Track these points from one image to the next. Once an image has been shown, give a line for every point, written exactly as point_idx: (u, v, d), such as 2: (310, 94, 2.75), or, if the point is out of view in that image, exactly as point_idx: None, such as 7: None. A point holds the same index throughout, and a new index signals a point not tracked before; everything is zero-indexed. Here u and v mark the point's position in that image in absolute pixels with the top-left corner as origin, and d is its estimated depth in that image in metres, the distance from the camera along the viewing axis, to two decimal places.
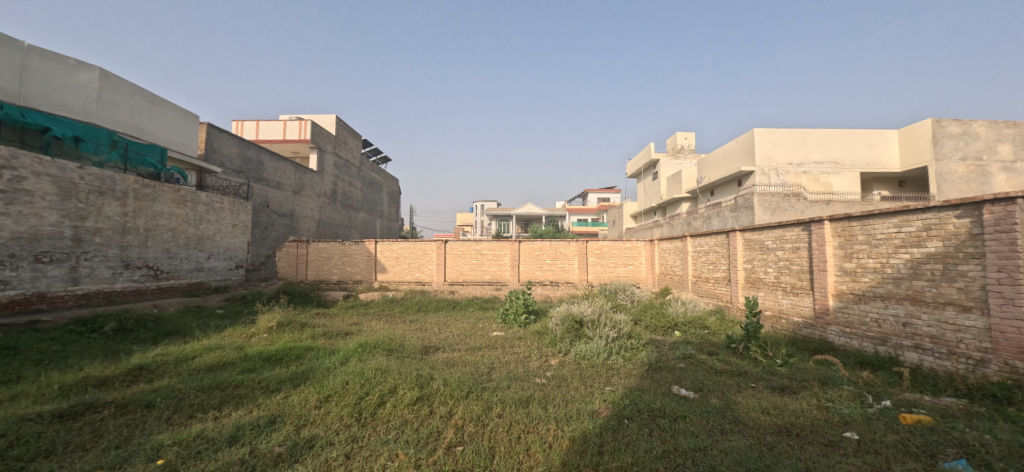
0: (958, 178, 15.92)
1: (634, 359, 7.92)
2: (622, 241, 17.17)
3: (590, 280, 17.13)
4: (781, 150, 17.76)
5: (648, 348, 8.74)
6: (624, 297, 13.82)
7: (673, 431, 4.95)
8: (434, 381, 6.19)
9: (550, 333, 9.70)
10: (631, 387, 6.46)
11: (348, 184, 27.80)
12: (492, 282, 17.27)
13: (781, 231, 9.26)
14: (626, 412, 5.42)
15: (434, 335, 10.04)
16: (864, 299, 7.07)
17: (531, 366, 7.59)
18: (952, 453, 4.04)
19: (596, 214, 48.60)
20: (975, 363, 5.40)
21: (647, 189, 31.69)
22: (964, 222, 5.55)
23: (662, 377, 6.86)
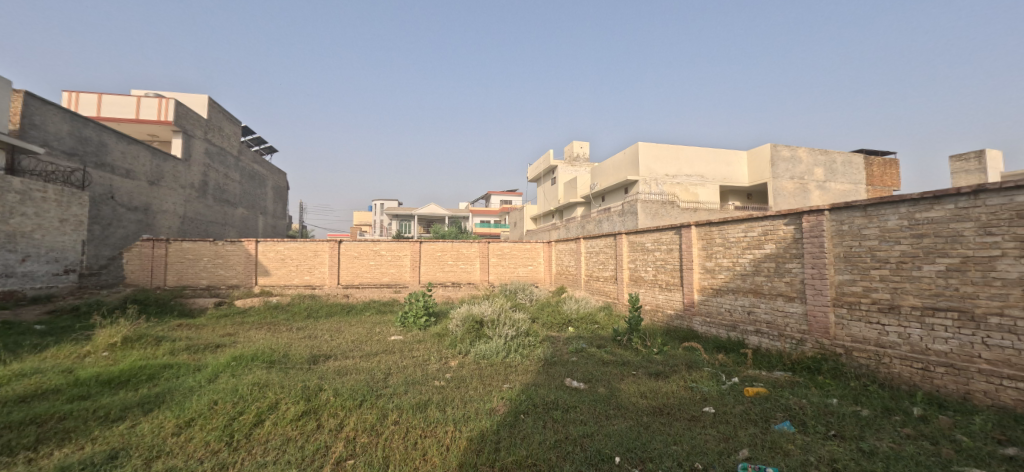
0: (788, 193, 19.54)
1: (532, 356, 8.09)
2: (522, 243, 17.65)
3: (490, 281, 17.22)
4: (660, 163, 20.07)
5: (545, 344, 9.03)
6: (523, 296, 14.15)
7: (564, 421, 5.11)
8: (323, 393, 5.49)
9: (450, 334, 9.42)
10: (528, 382, 6.56)
11: (226, 175, 23.36)
12: (391, 283, 16.30)
13: (658, 234, 10.34)
14: (522, 408, 5.45)
15: (325, 343, 9.06)
16: (720, 292, 8.23)
17: (430, 369, 7.26)
18: (779, 416, 4.84)
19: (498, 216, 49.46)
20: (796, 342, 6.56)
21: (546, 194, 33.17)
22: (790, 229, 6.71)
23: (556, 371, 7.11)
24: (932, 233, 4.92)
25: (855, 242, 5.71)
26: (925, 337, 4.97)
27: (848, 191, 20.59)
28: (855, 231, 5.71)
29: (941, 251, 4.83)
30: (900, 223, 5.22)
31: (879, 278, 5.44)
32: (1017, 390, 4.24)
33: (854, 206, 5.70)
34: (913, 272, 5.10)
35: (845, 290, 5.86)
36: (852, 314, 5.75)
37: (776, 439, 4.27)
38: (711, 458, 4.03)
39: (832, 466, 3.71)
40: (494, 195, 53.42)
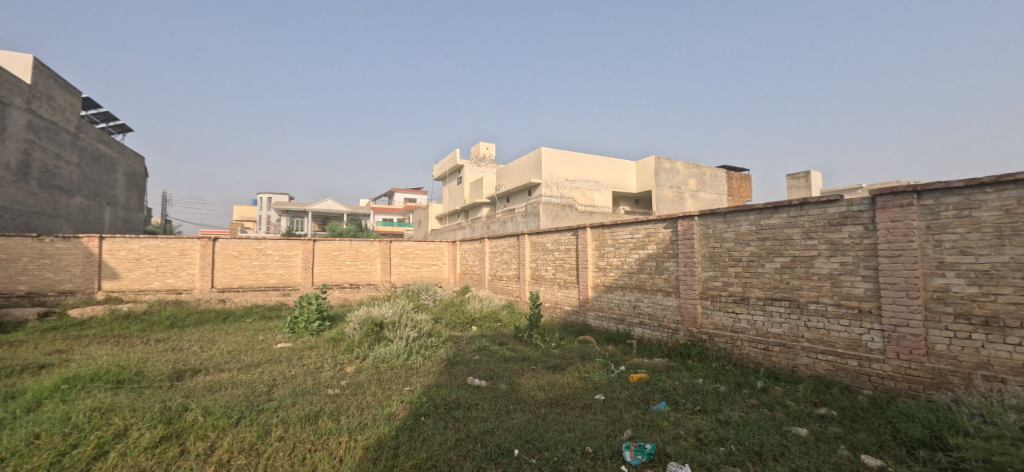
0: (668, 200, 22.11)
1: (434, 357, 7.85)
2: (426, 241, 17.16)
3: (391, 281, 16.36)
4: (561, 168, 21.21)
5: (448, 344, 8.85)
6: (427, 296, 13.74)
7: (465, 419, 5.02)
8: (189, 414, 4.59)
9: (346, 339, 8.69)
10: (429, 384, 6.33)
11: (57, 156, 18.40)
12: (278, 285, 14.51)
13: (557, 235, 10.85)
14: (423, 410, 5.22)
15: (192, 356, 7.66)
16: (611, 289, 8.92)
17: (323, 377, 6.58)
18: (657, 397, 5.37)
19: (402, 214, 47.52)
20: (671, 331, 7.39)
21: (452, 193, 32.77)
22: (667, 231, 7.54)
23: (459, 370, 7.00)
24: (772, 237, 5.88)
25: (718, 244, 6.62)
26: (766, 322, 5.94)
27: (714, 200, 24.02)
28: (718, 235, 6.62)
29: (778, 252, 5.81)
30: (750, 228, 6.17)
31: (734, 274, 6.37)
32: (825, 361, 5.27)
33: (716, 213, 6.61)
34: (759, 269, 6.05)
35: (710, 285, 6.76)
36: (715, 305, 6.66)
37: (654, 418, 4.72)
38: (600, 441, 4.29)
39: (698, 437, 4.22)
40: (397, 192, 51.16)
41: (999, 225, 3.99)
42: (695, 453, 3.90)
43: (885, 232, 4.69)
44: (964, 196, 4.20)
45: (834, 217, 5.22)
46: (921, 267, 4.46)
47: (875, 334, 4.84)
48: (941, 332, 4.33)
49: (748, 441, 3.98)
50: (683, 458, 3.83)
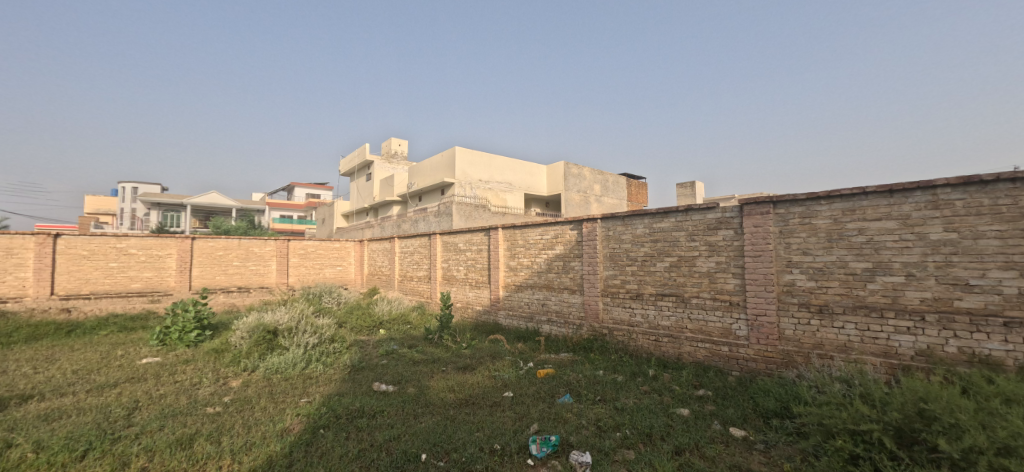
0: (575, 204, 23.40)
1: (336, 364, 7.22)
2: (330, 241, 15.84)
3: (290, 284, 14.75)
4: (475, 168, 21.21)
5: (352, 350, 8.22)
6: (329, 299, 12.66)
7: (369, 428, 4.68)
8: (13, 452, 3.63)
9: (231, 349, 7.58)
10: (328, 393, 5.79)
11: None
12: (144, 291, 12.15)
13: (470, 235, 10.77)
14: (322, 421, 4.75)
15: (14, 379, 6.03)
16: (521, 288, 9.10)
17: (200, 394, 5.64)
18: (562, 391, 5.57)
19: (303, 211, 43.31)
20: (576, 326, 7.77)
21: (360, 189, 30.80)
22: (573, 233, 7.93)
23: (364, 377, 6.53)
24: (662, 239, 6.50)
25: (617, 245, 7.13)
26: (657, 316, 6.55)
27: (616, 205, 25.98)
28: (617, 236, 7.14)
29: (667, 252, 6.44)
30: (644, 231, 6.75)
31: (631, 272, 6.92)
32: (704, 348, 5.96)
33: (616, 216, 7.12)
34: (651, 268, 6.65)
35: (610, 283, 7.25)
36: (614, 301, 7.16)
37: (559, 410, 4.89)
38: (507, 437, 4.31)
39: (598, 425, 4.46)
40: (297, 187, 46.48)
41: (830, 230, 4.86)
42: (595, 440, 4.12)
43: (751, 236, 5.45)
44: (806, 206, 5.04)
45: (712, 222, 5.92)
46: (776, 265, 5.27)
47: (742, 323, 5.59)
48: (790, 319, 5.15)
49: (641, 424, 4.33)
50: (584, 446, 4.02)
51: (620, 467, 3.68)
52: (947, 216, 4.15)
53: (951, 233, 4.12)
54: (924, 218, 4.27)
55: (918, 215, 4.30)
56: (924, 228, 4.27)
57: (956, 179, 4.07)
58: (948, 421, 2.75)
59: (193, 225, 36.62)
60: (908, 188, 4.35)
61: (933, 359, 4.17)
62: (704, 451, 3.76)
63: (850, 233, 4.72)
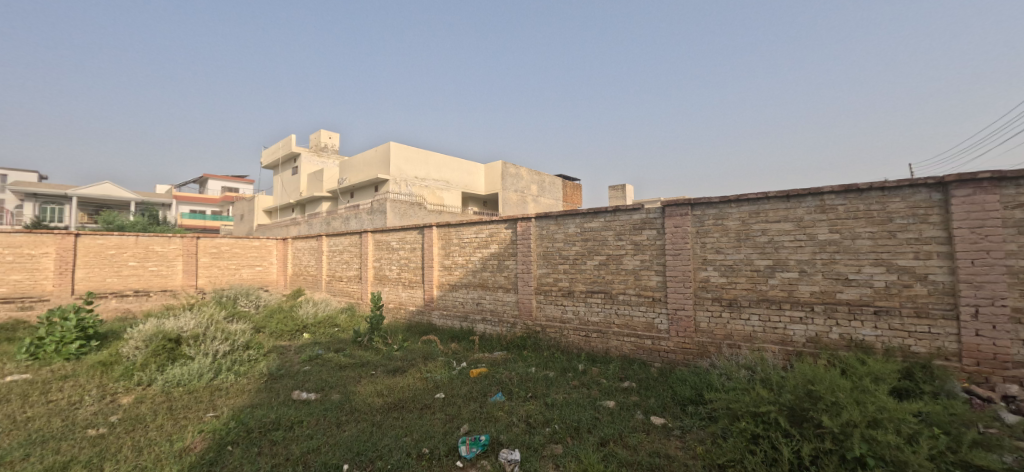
0: (512, 203, 23.57)
1: (252, 373, 6.47)
2: (248, 238, 14.33)
3: (199, 286, 13.09)
4: (410, 165, 20.50)
5: (270, 357, 7.42)
6: (246, 302, 11.42)
7: (285, 441, 4.24)
8: None
9: (123, 362, 6.46)
10: (239, 405, 5.17)
11: None
12: (9, 296, 10.11)
13: (403, 233, 10.32)
14: (229, 438, 4.21)
15: None
16: (455, 287, 8.90)
17: (76, 416, 4.74)
18: (494, 389, 5.50)
19: (218, 206, 38.92)
20: (510, 325, 7.77)
21: (285, 183, 28.41)
22: (508, 232, 7.92)
23: (283, 385, 5.94)
24: (593, 238, 6.70)
25: (550, 244, 7.23)
26: (587, 312, 6.74)
27: (552, 205, 26.59)
28: (551, 235, 7.24)
29: (596, 251, 6.65)
30: (575, 230, 6.92)
31: (563, 271, 7.06)
32: (629, 342, 6.24)
33: (550, 215, 7.22)
34: (582, 266, 6.83)
35: (543, 281, 7.34)
36: (547, 299, 7.26)
37: (491, 409, 4.81)
38: (437, 440, 4.13)
39: (528, 422, 4.45)
40: (210, 179, 41.43)
41: (739, 231, 5.30)
42: (525, 437, 4.10)
43: (672, 235, 5.80)
44: (719, 209, 5.47)
45: (637, 223, 6.21)
46: (693, 263, 5.66)
47: (663, 317, 5.93)
48: (704, 313, 5.55)
49: (569, 419, 4.39)
50: (514, 443, 3.97)
51: (549, 462, 3.69)
52: (831, 219, 4.70)
53: (835, 234, 4.68)
54: (814, 221, 4.81)
55: (809, 218, 4.83)
56: (813, 229, 4.80)
57: (839, 187, 4.63)
58: (830, 399, 3.08)
59: (79, 219, 31.37)
60: (802, 194, 4.88)
61: (820, 345, 4.71)
62: (627, 440, 3.90)
63: (756, 233, 5.19)
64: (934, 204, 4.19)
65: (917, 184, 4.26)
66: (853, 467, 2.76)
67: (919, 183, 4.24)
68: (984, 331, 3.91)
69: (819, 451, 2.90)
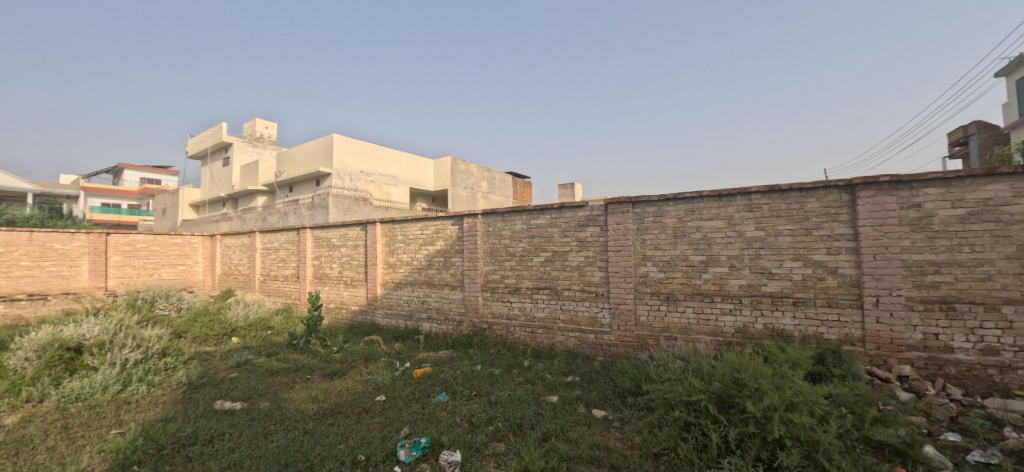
0: (462, 200, 23.20)
1: (167, 383, 5.66)
2: (169, 235, 12.89)
3: (109, 288, 11.53)
4: (354, 158, 19.50)
5: (192, 363, 6.56)
6: (166, 305, 10.16)
7: (201, 459, 3.76)
8: None
9: (7, 377, 5.45)
10: (149, 420, 4.52)
11: None
12: None
13: (344, 230, 9.70)
14: (133, 458, 3.66)
15: None
16: (400, 285, 8.52)
17: None
18: (438, 389, 5.29)
19: (137, 199, 34.56)
20: (456, 323, 7.56)
21: (214, 175, 25.93)
22: (455, 228, 7.70)
23: (204, 395, 5.31)
24: (539, 235, 6.69)
25: (497, 240, 7.13)
26: (533, 308, 6.72)
27: (501, 202, 26.50)
28: (497, 232, 7.14)
29: (542, 247, 6.65)
30: (522, 227, 6.87)
31: (510, 267, 6.99)
32: (574, 337, 6.29)
33: (497, 212, 7.11)
34: (528, 262, 6.80)
35: (490, 278, 7.22)
36: (494, 296, 7.15)
37: (433, 410, 4.61)
38: (373, 446, 3.86)
39: (471, 421, 4.31)
40: (126, 169, 36.21)
41: (676, 228, 5.52)
42: (467, 437, 3.95)
43: (614, 232, 5.93)
44: (658, 206, 5.66)
45: (582, 220, 6.28)
46: (634, 259, 5.82)
47: (606, 311, 6.04)
48: (644, 306, 5.72)
49: (512, 416, 4.30)
50: (455, 444, 3.81)
51: (491, 461, 3.58)
52: (757, 217, 5.02)
53: (760, 231, 5.00)
54: (742, 219, 5.11)
55: (738, 216, 5.13)
56: (741, 226, 5.10)
57: (764, 187, 4.95)
58: (754, 385, 3.24)
59: None
60: (732, 193, 5.16)
61: (747, 335, 5.01)
62: (569, 434, 3.89)
63: (691, 230, 5.43)
64: (843, 205, 4.59)
65: (829, 185, 4.65)
66: (773, 448, 2.91)
67: (831, 185, 4.63)
68: (883, 318, 4.34)
69: (744, 435, 3.04)
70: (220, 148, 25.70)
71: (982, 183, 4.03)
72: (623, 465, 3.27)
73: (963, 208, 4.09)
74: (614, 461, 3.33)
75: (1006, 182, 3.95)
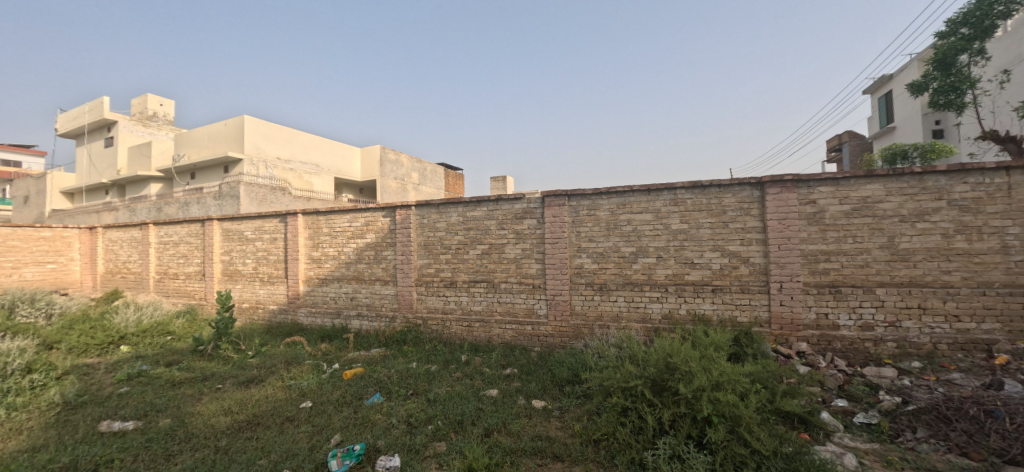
0: (392, 191, 22.18)
1: (34, 404, 4.68)
2: (31, 227, 10.78)
3: None
4: (270, 143, 17.76)
5: (68, 379, 5.51)
6: (28, 311, 8.45)
7: None
8: None
9: None
10: (9, 452, 3.71)
11: None
12: None
13: (259, 222, 8.75)
14: None
15: None
16: (325, 282, 7.92)
17: None
18: (372, 391, 5.00)
19: None
20: (388, 320, 7.22)
21: (93, 157, 22.09)
22: (386, 220, 7.29)
23: (86, 416, 4.49)
24: (475, 227, 6.58)
25: (432, 233, 6.90)
26: (469, 302, 6.63)
27: (434, 194, 25.74)
28: (432, 224, 6.90)
29: (479, 240, 6.56)
30: (458, 219, 6.71)
31: (445, 261, 6.81)
32: (511, 329, 6.31)
33: (431, 203, 6.87)
34: (464, 255, 6.68)
35: (424, 272, 6.98)
36: (428, 290, 6.93)
37: (366, 414, 4.34)
38: (300, 458, 3.53)
39: (409, 422, 4.13)
40: None
41: (608, 221, 5.75)
42: (405, 439, 3.77)
43: (551, 225, 6.02)
44: (592, 200, 5.84)
45: (519, 212, 6.28)
46: (569, 250, 5.96)
47: (542, 302, 6.14)
48: (579, 297, 5.91)
49: (452, 413, 4.19)
50: (394, 448, 3.61)
51: (432, 462, 3.45)
52: (682, 210, 5.39)
53: (684, 224, 5.38)
54: (669, 212, 5.45)
55: (665, 210, 5.46)
56: (668, 219, 5.45)
57: (688, 183, 5.32)
58: (684, 368, 3.46)
59: None
60: (660, 188, 5.49)
61: (672, 320, 5.39)
62: (510, 428, 3.89)
63: (622, 223, 5.68)
64: (754, 200, 5.09)
65: (743, 182, 5.12)
66: (702, 426, 3.15)
67: (744, 182, 5.11)
68: (786, 301, 4.91)
69: (676, 416, 3.25)
70: (100, 126, 21.92)
71: (863, 183, 4.70)
72: (566, 454, 3.34)
73: (848, 204, 4.73)
74: (557, 450, 3.38)
75: (880, 182, 4.64)
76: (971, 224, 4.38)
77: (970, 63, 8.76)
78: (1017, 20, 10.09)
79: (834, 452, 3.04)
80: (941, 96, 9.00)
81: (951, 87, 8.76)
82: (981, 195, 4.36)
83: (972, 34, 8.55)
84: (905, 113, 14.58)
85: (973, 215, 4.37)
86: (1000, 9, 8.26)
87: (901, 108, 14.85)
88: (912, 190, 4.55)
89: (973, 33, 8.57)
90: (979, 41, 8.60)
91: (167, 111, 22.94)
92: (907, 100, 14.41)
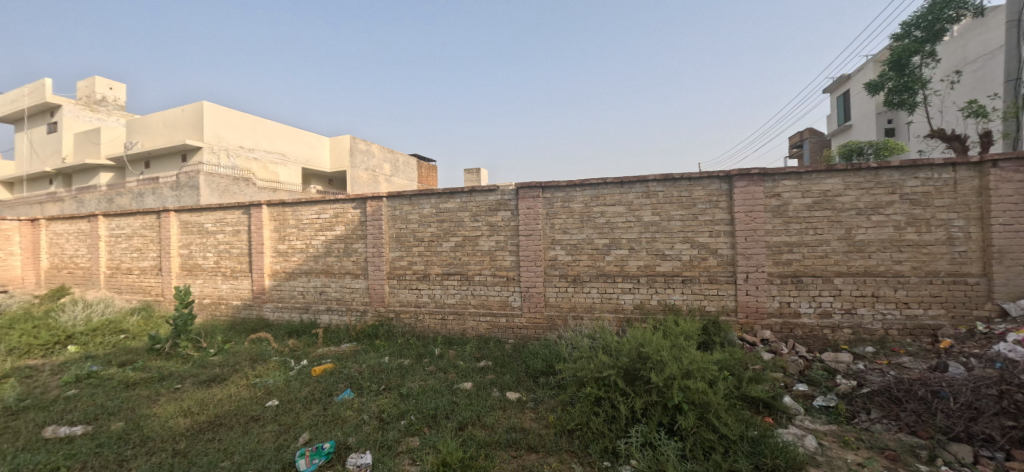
0: (363, 182, 21.56)
1: None
2: None
3: None
4: (231, 131, 16.88)
5: (6, 383, 5.07)
6: None
7: None
8: None
9: None
10: None
11: None
12: None
13: (220, 213, 8.31)
14: None
15: None
16: (293, 276, 7.62)
17: None
18: (343, 387, 4.86)
19: None
20: (359, 313, 7.03)
21: (34, 144, 20.42)
22: (357, 212, 7.07)
23: (27, 422, 4.15)
24: (448, 219, 6.47)
25: (404, 225, 6.74)
26: (443, 294, 6.53)
27: (407, 185, 25.16)
28: (404, 216, 6.74)
29: (452, 232, 6.46)
30: (430, 211, 6.58)
31: (418, 253, 6.68)
32: (485, 321, 6.27)
33: (403, 195, 6.70)
34: (437, 248, 6.57)
35: (396, 265, 6.83)
36: (401, 283, 6.79)
37: (336, 411, 4.22)
38: (266, 459, 3.39)
39: (381, 418, 4.04)
40: None
41: (582, 213, 5.77)
42: (377, 435, 3.68)
43: (525, 217, 6.00)
44: (566, 192, 5.85)
45: (493, 204, 6.22)
46: (544, 243, 5.97)
47: (516, 294, 6.13)
48: (553, 288, 5.93)
49: (426, 407, 4.13)
50: (366, 445, 3.52)
51: (405, 458, 3.39)
52: (653, 203, 5.48)
53: (655, 216, 5.47)
54: (641, 204, 5.53)
55: (637, 202, 5.54)
56: (640, 211, 5.53)
57: (660, 176, 5.40)
58: (656, 357, 3.52)
59: None
60: (633, 181, 5.55)
61: (644, 310, 5.50)
62: (485, 420, 3.86)
63: (596, 215, 5.73)
64: (722, 193, 5.23)
65: (712, 176, 5.25)
66: (673, 413, 3.23)
67: (713, 176, 5.24)
68: (751, 291, 5.10)
69: (648, 404, 3.32)
70: (41, 110, 20.27)
71: (824, 177, 4.90)
72: (540, 445, 3.35)
73: (810, 197, 4.93)
74: (531, 442, 3.39)
75: (839, 177, 4.85)
76: (921, 217, 4.66)
77: (922, 65, 9.30)
78: (963, 25, 10.73)
79: (796, 434, 3.19)
80: (895, 95, 9.45)
81: (904, 87, 9.20)
82: (930, 190, 4.63)
83: (925, 37, 9.07)
84: (862, 112, 15.34)
85: (923, 209, 4.65)
86: (950, 13, 8.80)
87: (858, 107, 15.61)
88: (868, 184, 4.78)
89: (925, 36, 9.09)
90: (930, 44, 9.13)
91: (117, 95, 21.47)
92: (863, 100, 15.14)
